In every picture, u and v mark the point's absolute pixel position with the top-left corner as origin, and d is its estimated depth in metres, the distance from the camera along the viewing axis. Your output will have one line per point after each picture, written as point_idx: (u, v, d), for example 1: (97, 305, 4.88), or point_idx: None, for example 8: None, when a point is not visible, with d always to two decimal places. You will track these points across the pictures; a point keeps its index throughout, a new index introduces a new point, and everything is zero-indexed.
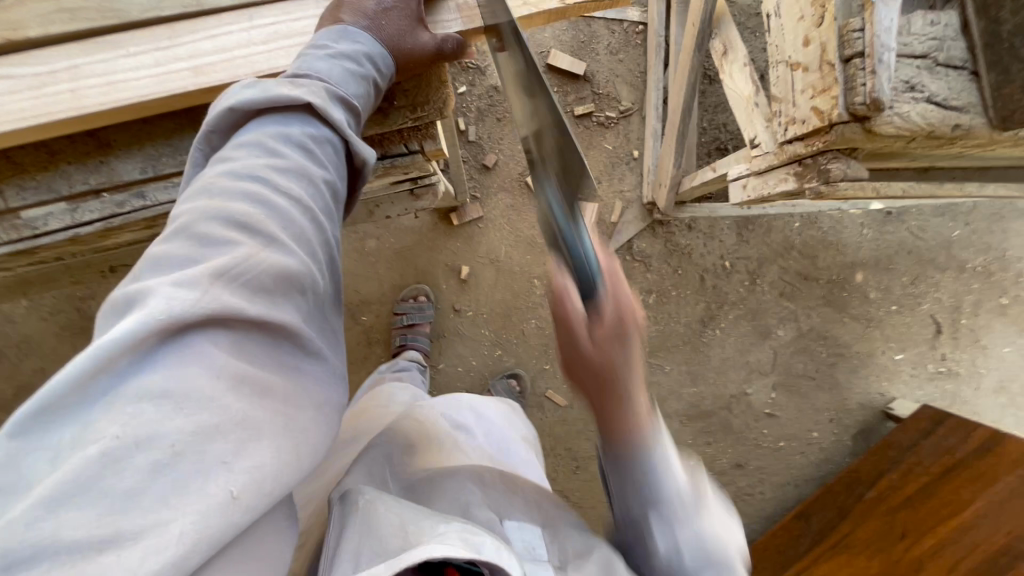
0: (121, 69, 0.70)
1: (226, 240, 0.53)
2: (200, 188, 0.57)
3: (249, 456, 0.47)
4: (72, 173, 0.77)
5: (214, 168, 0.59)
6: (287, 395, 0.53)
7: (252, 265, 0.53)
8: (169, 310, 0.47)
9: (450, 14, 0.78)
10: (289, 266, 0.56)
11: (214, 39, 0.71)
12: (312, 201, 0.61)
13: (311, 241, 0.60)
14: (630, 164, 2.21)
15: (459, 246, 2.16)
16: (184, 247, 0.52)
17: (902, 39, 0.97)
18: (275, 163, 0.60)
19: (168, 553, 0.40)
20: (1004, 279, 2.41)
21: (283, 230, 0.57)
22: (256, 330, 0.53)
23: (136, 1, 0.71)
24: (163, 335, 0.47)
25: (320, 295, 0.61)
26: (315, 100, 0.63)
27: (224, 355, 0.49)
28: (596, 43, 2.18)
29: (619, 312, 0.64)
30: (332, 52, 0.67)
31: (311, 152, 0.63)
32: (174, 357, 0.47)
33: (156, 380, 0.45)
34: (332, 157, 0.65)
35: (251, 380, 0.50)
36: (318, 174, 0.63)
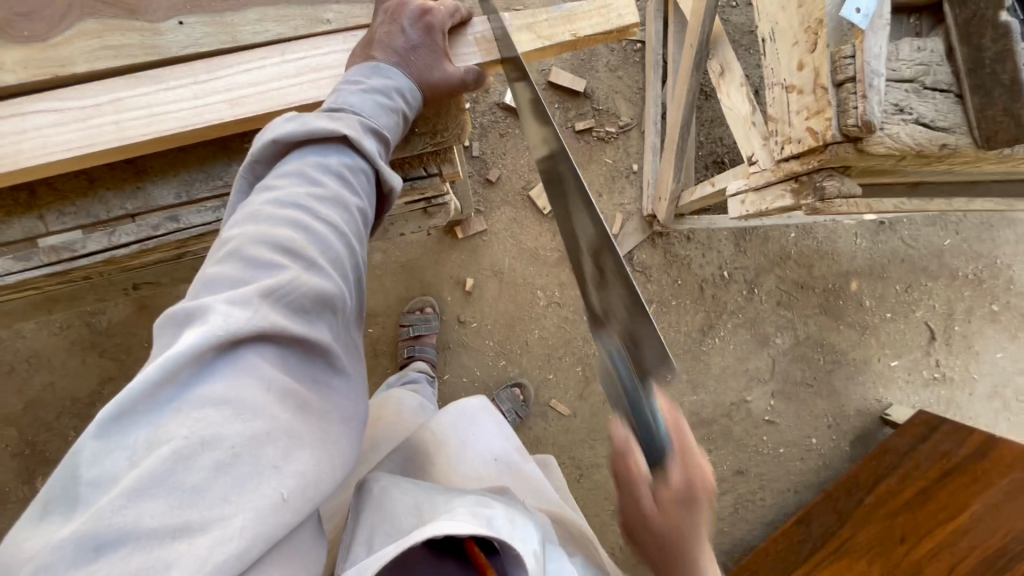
0: (162, 101, 0.74)
1: (272, 264, 0.57)
2: (246, 212, 0.61)
3: (296, 462, 0.51)
4: (111, 198, 0.81)
5: (259, 193, 0.64)
6: (320, 411, 0.58)
7: (296, 288, 0.57)
8: (226, 327, 0.52)
9: (469, 46, 0.81)
10: (327, 290, 0.60)
11: (248, 72, 0.76)
12: (347, 227, 0.65)
13: (345, 264, 0.64)
14: (630, 177, 2.27)
15: (463, 259, 2.21)
16: (234, 269, 0.57)
17: (891, 65, 1.03)
18: (314, 191, 0.64)
19: (231, 544, 0.44)
20: (994, 287, 2.47)
21: (320, 255, 0.61)
22: (297, 348, 0.57)
23: (176, 38, 0.76)
24: (221, 348, 0.52)
25: (349, 315, 0.65)
26: (350, 133, 0.67)
27: (272, 369, 0.54)
28: (595, 61, 2.24)
29: (690, 484, 0.74)
30: (366, 87, 0.71)
31: (346, 181, 0.67)
32: (231, 368, 0.52)
33: (217, 390, 0.50)
34: (364, 186, 0.69)
35: (294, 393, 0.55)
36: (351, 202, 0.67)
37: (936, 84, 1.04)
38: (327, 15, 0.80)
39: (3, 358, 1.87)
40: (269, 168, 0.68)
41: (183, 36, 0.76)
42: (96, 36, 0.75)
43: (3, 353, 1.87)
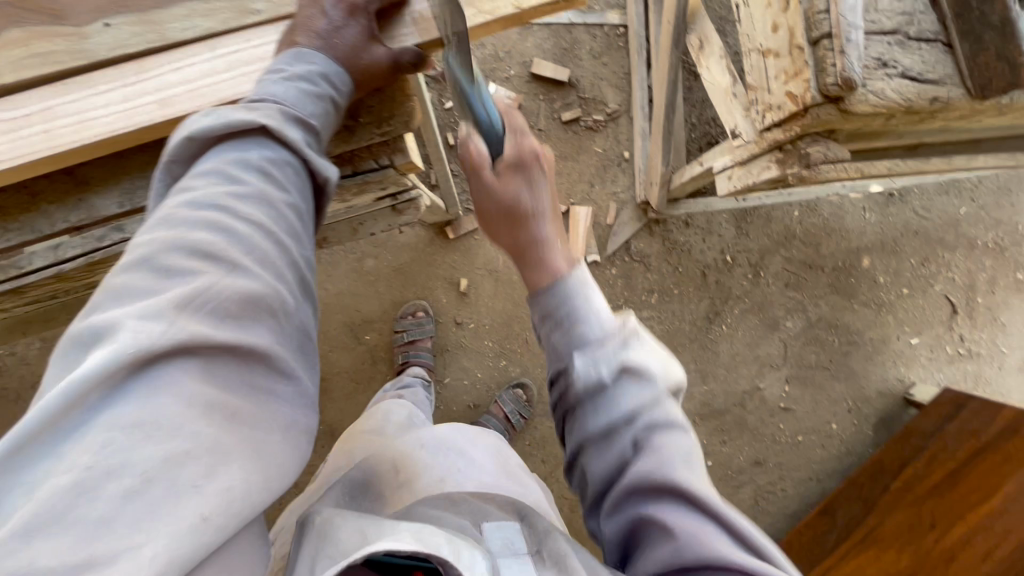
0: (92, 107, 0.72)
1: (187, 272, 0.55)
2: (164, 222, 0.58)
3: (221, 478, 0.48)
4: (54, 212, 0.79)
5: (175, 197, 0.61)
6: (256, 415, 0.55)
7: (213, 293, 0.54)
8: (134, 342, 0.49)
9: (407, 27, 0.77)
10: (253, 290, 0.57)
11: (179, 71, 0.73)
12: (276, 224, 0.62)
13: (276, 262, 0.61)
14: (622, 165, 2.21)
15: (457, 259, 2.17)
16: (147, 280, 0.54)
17: (869, 17, 0.96)
18: (235, 190, 0.61)
19: (142, 570, 0.41)
20: (1017, 254, 2.35)
21: (245, 255, 0.58)
22: (223, 353, 0.54)
23: (103, 41, 0.74)
24: (129, 367, 0.48)
25: (292, 316, 0.62)
26: (270, 123, 0.64)
27: (191, 383, 0.51)
28: (578, 49, 2.19)
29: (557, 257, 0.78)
30: (290, 74, 0.68)
31: (271, 176, 0.64)
32: (142, 390, 0.48)
33: (124, 413, 0.47)
34: (293, 180, 0.66)
35: (218, 405, 0.52)
36: (279, 198, 0.63)
37: (922, 34, 0.97)
38: (257, 5, 0.76)
39: (9, 385, 1.89)
40: (187, 168, 0.65)
41: (110, 38, 0.74)
42: (22, 46, 0.73)
43: (9, 380, 1.89)
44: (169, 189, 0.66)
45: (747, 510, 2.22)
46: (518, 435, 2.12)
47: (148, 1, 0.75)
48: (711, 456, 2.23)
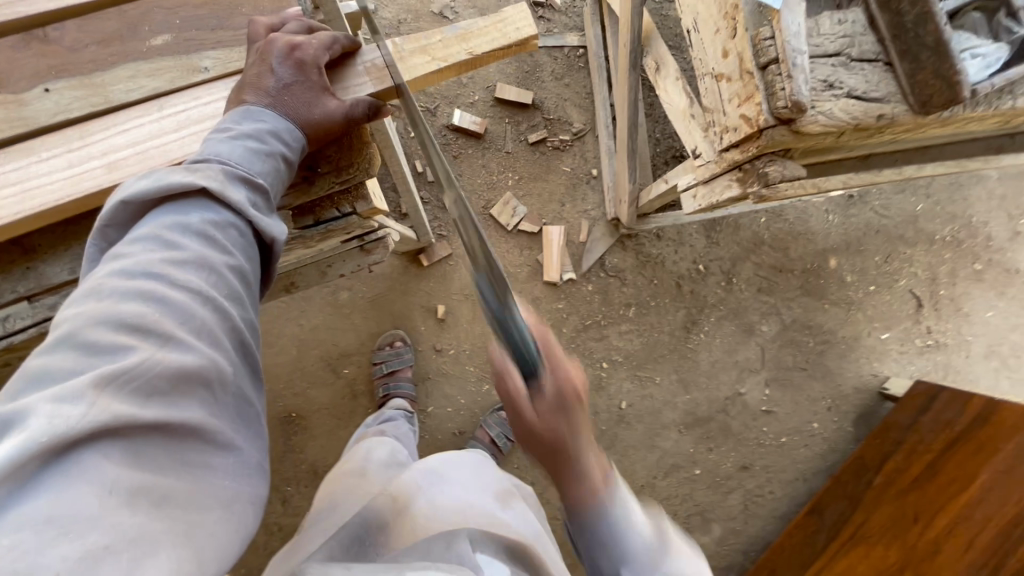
0: (35, 176, 0.69)
1: (116, 347, 0.52)
2: (87, 294, 0.55)
3: (146, 571, 0.44)
4: (0, 283, 0.76)
5: (106, 264, 0.58)
6: (189, 499, 0.51)
7: (145, 370, 0.51)
8: (49, 430, 0.45)
9: (358, 77, 0.76)
10: (190, 364, 0.55)
11: (126, 133, 0.71)
12: (215, 288, 0.60)
13: (216, 330, 0.59)
14: (591, 182, 2.24)
15: (432, 286, 2.16)
16: (70, 360, 0.50)
17: (813, 41, 1.00)
18: (171, 255, 0.59)
19: None
20: (975, 246, 2.44)
21: (180, 326, 0.56)
22: (154, 433, 0.51)
23: (45, 107, 0.71)
24: (44, 456, 0.44)
25: (232, 386, 0.60)
26: (210, 185, 0.63)
27: (118, 469, 0.47)
28: (540, 72, 2.22)
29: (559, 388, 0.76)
30: (238, 132, 0.67)
31: (211, 239, 0.62)
32: (60, 479, 0.44)
33: (36, 509, 0.42)
34: (237, 242, 0.64)
35: (148, 491, 0.48)
36: (220, 261, 0.62)
37: (863, 59, 1.01)
38: (204, 63, 0.74)
39: None
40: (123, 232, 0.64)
41: (52, 103, 0.71)
42: None
43: None
44: (98, 250, 0.64)
45: (738, 516, 2.23)
46: (505, 459, 2.10)
47: (90, 63, 0.72)
48: (698, 465, 2.24)
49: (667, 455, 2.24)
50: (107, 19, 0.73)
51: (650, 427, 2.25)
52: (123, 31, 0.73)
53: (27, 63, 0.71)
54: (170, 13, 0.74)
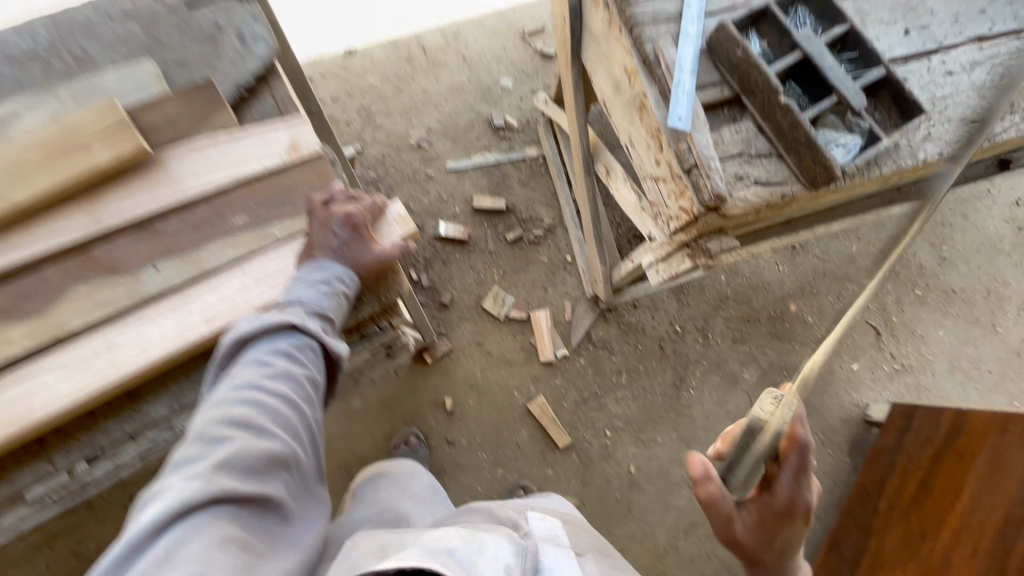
0: (148, 334, 0.89)
1: (228, 438, 0.73)
2: (211, 402, 0.77)
3: None
4: (110, 426, 0.91)
5: (222, 382, 0.81)
6: (263, 555, 0.70)
7: (248, 455, 0.72)
8: (181, 499, 0.65)
9: (390, 224, 1.01)
10: (276, 451, 0.76)
11: (218, 291, 0.92)
12: (297, 395, 0.83)
13: (296, 428, 0.81)
14: (567, 268, 2.51)
15: (439, 381, 2.32)
16: (197, 448, 0.71)
17: (719, 149, 1.31)
18: (266, 371, 0.81)
19: None
20: (911, 275, 2.75)
21: (272, 422, 0.78)
22: (246, 503, 0.71)
23: (153, 280, 0.92)
24: (176, 517, 0.64)
25: (300, 469, 0.81)
26: (296, 319, 0.85)
27: (223, 525, 0.67)
28: (509, 181, 2.57)
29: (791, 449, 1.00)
30: (312, 280, 0.90)
31: (294, 357, 0.85)
32: (182, 531, 0.64)
33: (168, 553, 0.61)
34: (312, 358, 0.87)
35: (240, 543, 0.67)
36: (300, 373, 0.84)
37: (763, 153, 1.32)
38: (273, 230, 0.97)
39: None
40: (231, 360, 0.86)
41: (158, 277, 0.92)
42: (88, 296, 0.90)
43: None
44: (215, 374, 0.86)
45: None
46: None
47: (187, 244, 0.95)
48: None
49: (684, 513, 2.30)
50: (198, 209, 0.96)
51: (662, 488, 2.33)
52: (212, 217, 0.96)
53: (139, 250, 0.93)
54: (245, 198, 0.97)
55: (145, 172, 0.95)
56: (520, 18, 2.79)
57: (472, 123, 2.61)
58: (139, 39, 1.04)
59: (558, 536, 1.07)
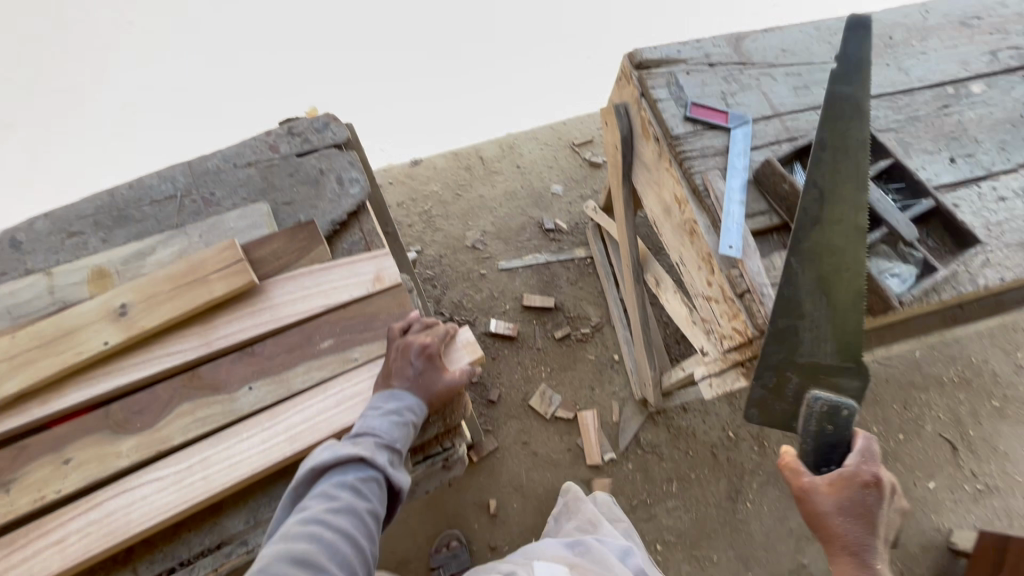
0: (238, 451, 0.97)
1: None
2: (280, 534, 0.83)
3: None
4: (192, 539, 0.98)
5: (294, 512, 0.87)
6: None
7: None
8: None
9: (459, 349, 1.08)
10: None
11: (302, 411, 1.01)
12: (357, 530, 0.87)
13: (353, 563, 0.85)
14: (614, 366, 2.52)
15: (484, 481, 2.30)
16: None
17: (771, 275, 1.35)
18: (331, 505, 0.86)
19: None
20: (985, 384, 2.57)
21: (330, 560, 0.82)
22: None
23: (247, 399, 1.02)
24: None
25: None
26: (365, 453, 0.90)
27: None
28: (557, 280, 2.67)
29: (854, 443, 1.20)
30: (386, 409, 0.96)
31: (359, 491, 0.89)
32: None
33: None
34: (376, 491, 0.90)
35: None
36: (363, 507, 0.88)
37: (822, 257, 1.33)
38: (354, 354, 1.07)
39: None
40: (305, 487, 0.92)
41: (252, 396, 1.02)
42: (190, 413, 1.00)
43: None
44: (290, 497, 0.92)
45: None
46: None
47: (279, 366, 1.05)
48: None
49: None
50: (292, 333, 1.07)
51: None
52: (302, 341, 1.07)
53: (238, 370, 1.04)
54: (332, 324, 1.08)
55: (248, 300, 1.08)
56: (570, 130, 3.03)
57: (524, 225, 2.78)
58: (256, 183, 1.22)
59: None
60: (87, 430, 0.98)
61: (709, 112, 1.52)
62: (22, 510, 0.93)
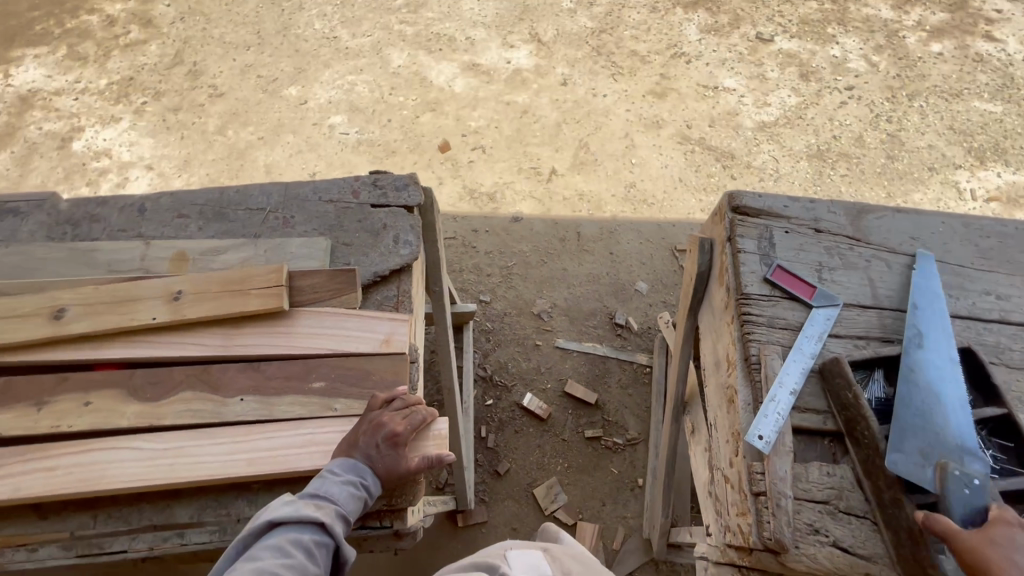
0: (206, 453, 1.08)
1: None
2: None
3: None
4: (145, 511, 1.09)
5: (242, 564, 0.84)
6: None
7: None
8: None
9: (429, 438, 1.09)
10: None
11: (270, 439, 1.10)
12: None
13: None
14: (635, 491, 2.33)
15: (461, 549, 2.23)
16: None
17: (800, 485, 1.17)
18: (286, 561, 0.85)
19: None
20: None
21: None
22: None
23: (235, 408, 1.13)
24: None
25: None
26: (326, 517, 0.92)
27: None
28: (609, 377, 2.57)
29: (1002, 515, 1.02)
30: (344, 478, 0.99)
31: (313, 554, 0.88)
32: None
33: None
34: (326, 558, 0.90)
35: None
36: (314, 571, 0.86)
37: (906, 439, 1.13)
38: (336, 403, 1.14)
39: None
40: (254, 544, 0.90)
41: (240, 408, 1.13)
42: (188, 402, 1.13)
43: None
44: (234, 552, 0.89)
45: None
46: None
47: (272, 388, 1.15)
48: None
49: None
50: (295, 364, 1.17)
51: None
52: (300, 374, 1.16)
53: (240, 379, 1.16)
54: (331, 369, 1.17)
55: (274, 321, 1.20)
56: (677, 234, 2.95)
57: (595, 311, 2.74)
58: (330, 220, 1.38)
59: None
60: (111, 384, 1.15)
61: (793, 281, 1.39)
62: (40, 431, 1.11)
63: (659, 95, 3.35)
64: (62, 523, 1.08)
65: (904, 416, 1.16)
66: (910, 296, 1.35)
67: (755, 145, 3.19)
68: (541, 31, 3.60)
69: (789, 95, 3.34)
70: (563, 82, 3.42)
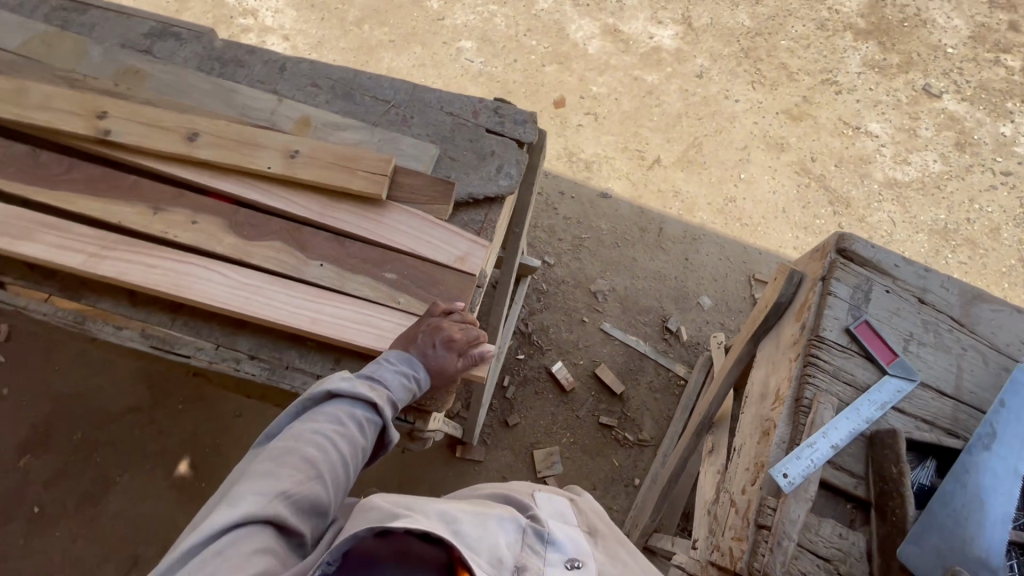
0: (279, 299, 1.18)
1: (290, 478, 0.82)
2: (287, 439, 0.87)
3: None
4: (215, 331, 1.22)
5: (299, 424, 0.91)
6: None
7: (298, 499, 0.80)
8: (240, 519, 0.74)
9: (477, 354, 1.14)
10: (320, 505, 0.83)
11: (336, 308, 1.18)
12: (352, 461, 0.90)
13: (340, 490, 0.87)
14: (627, 488, 2.36)
15: (451, 476, 2.35)
16: (266, 476, 0.81)
17: (808, 535, 1.15)
18: (337, 429, 0.91)
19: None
20: None
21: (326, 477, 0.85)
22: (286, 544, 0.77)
23: (312, 270, 1.22)
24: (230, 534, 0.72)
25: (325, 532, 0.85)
26: (377, 398, 0.97)
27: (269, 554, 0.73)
28: (641, 375, 2.55)
29: None
30: (397, 369, 1.04)
31: (363, 427, 0.94)
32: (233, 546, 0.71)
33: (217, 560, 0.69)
34: (373, 433, 0.95)
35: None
36: (361, 443, 0.92)
37: (931, 537, 1.08)
38: (400, 298, 1.20)
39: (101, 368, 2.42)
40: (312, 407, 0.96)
41: (317, 271, 1.22)
42: (275, 250, 1.23)
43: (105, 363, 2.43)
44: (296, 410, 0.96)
45: None
46: None
47: (349, 265, 1.23)
48: None
49: None
50: (375, 251, 1.24)
51: None
52: (377, 261, 1.23)
53: (324, 247, 1.24)
54: (406, 266, 1.23)
55: (369, 206, 1.27)
56: (760, 262, 2.83)
57: (650, 309, 2.70)
58: (443, 131, 1.41)
59: (605, 535, 0.91)
60: (216, 212, 1.26)
61: (876, 341, 1.32)
62: (149, 232, 1.24)
63: (793, 117, 3.15)
64: (147, 315, 1.23)
65: (939, 511, 1.10)
66: (1003, 392, 1.24)
67: (876, 200, 2.96)
68: (695, 15, 3.41)
69: (934, 160, 3.05)
70: (698, 74, 3.26)
